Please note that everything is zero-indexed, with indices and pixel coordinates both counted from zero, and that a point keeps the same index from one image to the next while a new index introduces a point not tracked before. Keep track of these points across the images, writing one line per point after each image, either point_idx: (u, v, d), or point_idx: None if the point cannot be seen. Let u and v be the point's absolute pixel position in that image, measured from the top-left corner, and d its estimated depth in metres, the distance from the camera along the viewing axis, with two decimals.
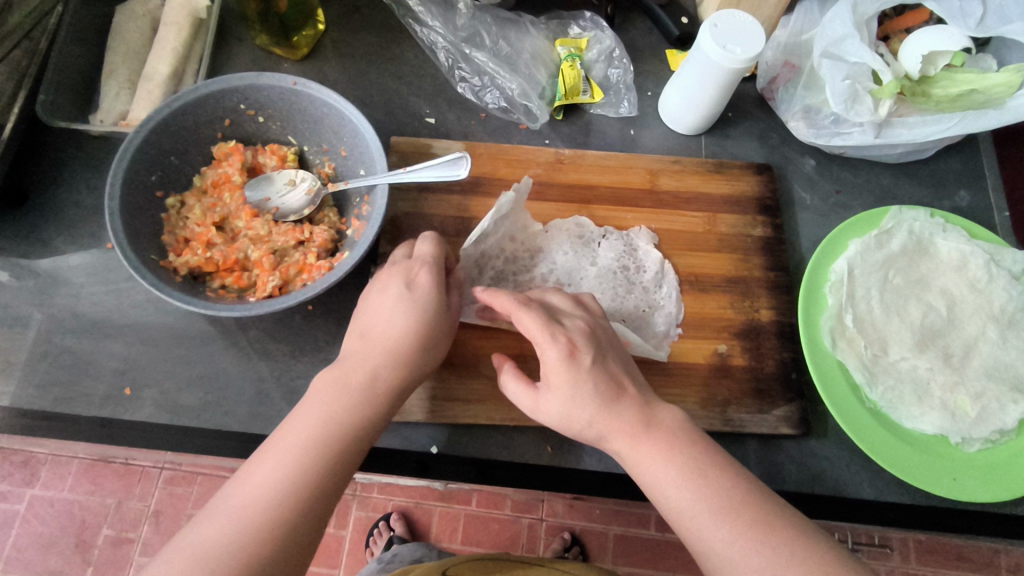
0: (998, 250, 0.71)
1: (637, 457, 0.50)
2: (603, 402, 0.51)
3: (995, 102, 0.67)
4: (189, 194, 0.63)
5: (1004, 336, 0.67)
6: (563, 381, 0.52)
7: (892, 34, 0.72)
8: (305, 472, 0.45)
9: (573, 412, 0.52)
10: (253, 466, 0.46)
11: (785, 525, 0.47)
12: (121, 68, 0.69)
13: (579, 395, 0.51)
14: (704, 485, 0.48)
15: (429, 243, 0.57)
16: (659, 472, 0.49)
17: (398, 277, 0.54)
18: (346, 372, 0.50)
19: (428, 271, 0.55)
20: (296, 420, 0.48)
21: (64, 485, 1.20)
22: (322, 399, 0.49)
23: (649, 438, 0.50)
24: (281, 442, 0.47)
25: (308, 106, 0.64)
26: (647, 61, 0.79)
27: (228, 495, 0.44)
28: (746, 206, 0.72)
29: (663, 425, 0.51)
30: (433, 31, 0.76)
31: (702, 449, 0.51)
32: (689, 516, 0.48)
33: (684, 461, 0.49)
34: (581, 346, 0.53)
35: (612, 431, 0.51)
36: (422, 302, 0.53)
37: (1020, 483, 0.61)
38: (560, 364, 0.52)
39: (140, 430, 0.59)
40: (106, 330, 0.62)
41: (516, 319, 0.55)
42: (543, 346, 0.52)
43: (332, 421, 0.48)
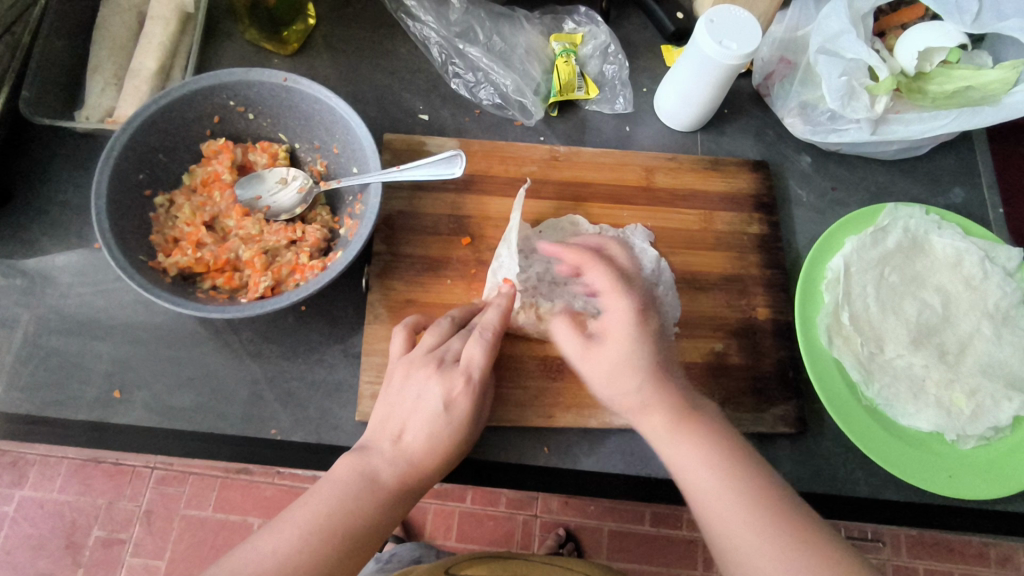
0: (993, 247, 0.71)
1: (672, 437, 0.50)
2: (658, 368, 0.52)
3: (991, 99, 0.67)
4: (179, 193, 0.61)
5: (999, 333, 0.67)
6: (626, 333, 0.52)
7: (889, 29, 0.72)
8: (323, 559, 0.44)
9: (619, 369, 0.52)
10: (269, 540, 0.45)
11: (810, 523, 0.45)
12: (107, 63, 0.67)
13: (629, 356, 0.52)
14: (734, 478, 0.47)
15: (481, 349, 0.54)
16: (690, 455, 0.49)
17: (440, 389, 0.53)
18: (374, 461, 0.50)
19: (468, 394, 0.53)
20: (319, 491, 0.48)
21: (54, 486, 1.18)
22: (347, 485, 0.49)
23: (688, 422, 0.50)
24: (301, 519, 0.46)
25: (299, 102, 0.62)
26: (642, 57, 0.79)
27: (240, 566, 0.44)
28: (742, 204, 0.72)
29: (704, 416, 0.51)
30: (426, 27, 0.75)
31: (739, 446, 0.49)
32: (715, 497, 0.47)
33: (720, 451, 0.49)
34: (649, 311, 0.54)
35: (653, 404, 0.51)
36: (458, 424, 0.52)
37: (1015, 479, 0.62)
38: (627, 314, 0.53)
39: (130, 433, 0.58)
40: (94, 331, 0.61)
41: (589, 268, 0.56)
42: (619, 296, 0.54)
43: (358, 513, 0.47)
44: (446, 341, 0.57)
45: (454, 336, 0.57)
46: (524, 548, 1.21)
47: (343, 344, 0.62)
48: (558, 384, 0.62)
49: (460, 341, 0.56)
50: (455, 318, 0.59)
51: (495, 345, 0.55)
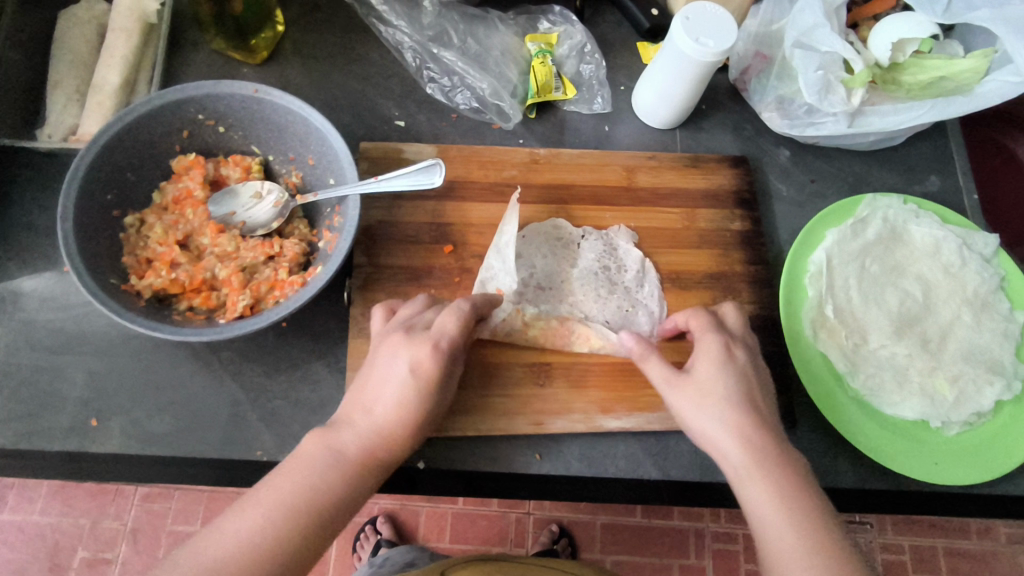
0: (970, 234, 0.72)
1: (750, 478, 0.49)
2: (748, 401, 0.53)
3: (964, 89, 0.68)
4: (150, 211, 0.60)
5: (978, 319, 0.68)
6: (713, 365, 0.55)
7: (861, 21, 0.72)
8: (286, 539, 0.43)
9: (707, 401, 0.53)
10: (231, 522, 0.44)
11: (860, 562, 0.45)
12: (68, 79, 0.65)
13: (724, 386, 0.53)
14: (812, 531, 0.46)
15: (455, 320, 0.54)
16: (768, 498, 0.48)
17: (406, 354, 0.52)
18: (342, 439, 0.49)
19: (436, 358, 0.52)
20: (285, 472, 0.47)
21: (34, 508, 1.15)
22: (313, 464, 0.47)
23: (766, 466, 0.49)
24: (264, 498, 0.45)
25: (271, 114, 0.61)
26: (618, 55, 0.78)
27: (200, 549, 0.43)
28: (724, 200, 0.72)
29: (788, 460, 0.50)
30: (399, 31, 0.73)
31: (818, 501, 0.48)
32: (774, 524, 0.47)
33: (798, 500, 0.47)
34: (738, 347, 0.57)
35: (738, 441, 0.50)
36: (424, 390, 0.51)
37: (1000, 463, 0.63)
38: (717, 351, 0.56)
39: (109, 462, 0.56)
40: (67, 357, 0.59)
41: (689, 314, 0.60)
42: (710, 331, 0.57)
43: (323, 490, 0.46)
44: (418, 315, 0.57)
45: (426, 310, 0.57)
46: (518, 546, 1.21)
47: (327, 359, 0.61)
48: (548, 390, 0.61)
49: (433, 312, 0.56)
50: (430, 298, 0.59)
51: (468, 314, 0.55)
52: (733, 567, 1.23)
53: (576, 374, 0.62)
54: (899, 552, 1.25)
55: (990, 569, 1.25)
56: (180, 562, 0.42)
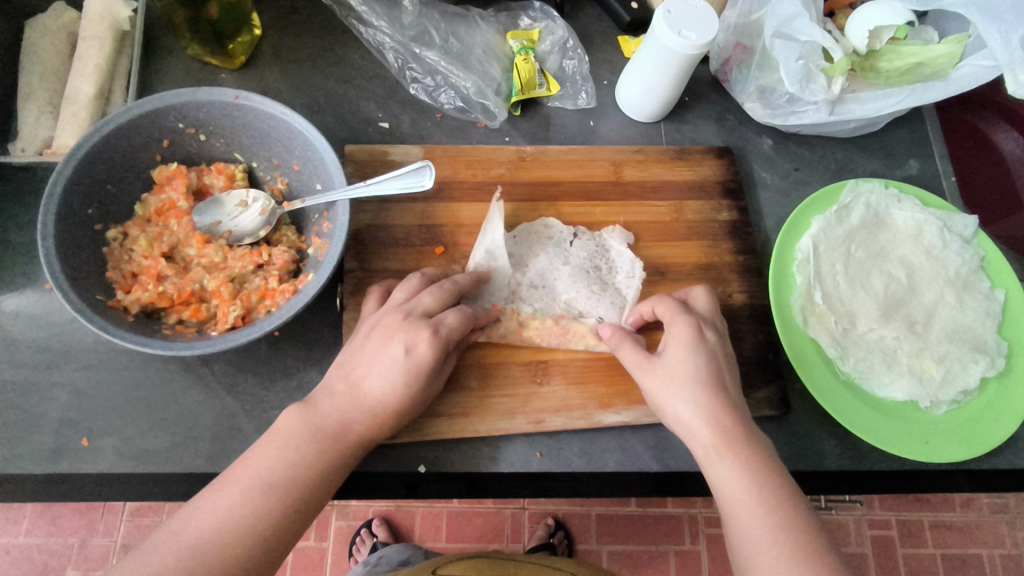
0: (950, 216, 0.73)
1: (719, 457, 0.50)
2: (716, 383, 0.53)
3: (939, 74, 0.69)
4: (132, 224, 0.58)
5: (961, 299, 0.70)
6: (685, 348, 0.55)
7: (838, 10, 0.73)
8: (267, 514, 0.44)
9: (676, 384, 0.53)
10: (210, 500, 0.45)
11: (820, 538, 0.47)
12: (40, 91, 0.63)
13: (694, 369, 0.54)
14: (780, 508, 0.48)
15: (457, 316, 0.55)
16: (736, 477, 0.49)
17: (401, 336, 0.52)
18: (321, 411, 0.50)
19: (431, 345, 0.52)
20: (258, 450, 0.47)
21: (20, 530, 1.13)
22: (289, 438, 0.48)
23: (736, 446, 0.50)
24: (241, 476, 0.45)
25: (253, 120, 0.60)
26: (600, 50, 0.78)
27: (181, 527, 0.43)
28: (711, 191, 0.72)
29: (755, 440, 0.51)
30: (379, 32, 0.72)
31: (784, 478, 0.50)
32: (741, 504, 0.48)
33: (764, 478, 0.49)
34: (708, 331, 0.57)
35: (707, 422, 0.51)
36: (416, 377, 0.51)
37: (987, 438, 0.64)
38: (686, 334, 0.56)
39: (102, 482, 0.55)
40: (53, 378, 0.58)
41: (659, 300, 0.61)
42: (681, 316, 0.57)
43: (302, 464, 0.47)
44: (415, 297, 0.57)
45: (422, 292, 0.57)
46: (515, 542, 1.21)
47: (321, 367, 0.60)
48: (545, 388, 0.61)
49: (430, 296, 0.56)
50: (424, 277, 0.59)
51: (471, 316, 0.55)
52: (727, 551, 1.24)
53: (573, 371, 0.62)
54: (887, 528, 1.28)
55: (974, 539, 1.29)
56: (162, 542, 0.43)
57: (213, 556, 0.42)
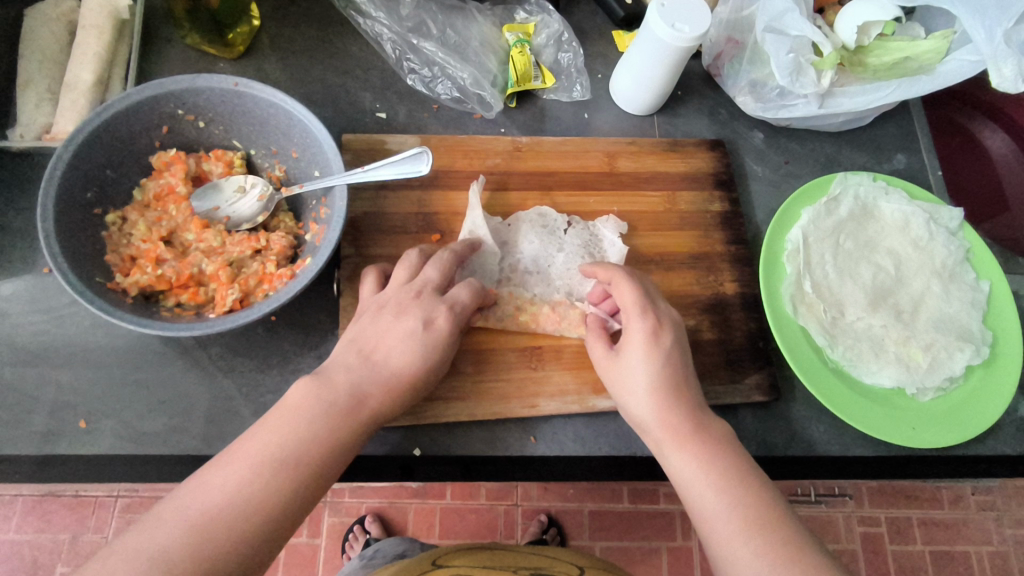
0: (936, 209, 0.75)
1: (671, 453, 0.52)
2: (669, 381, 0.53)
3: (926, 68, 0.71)
4: (131, 209, 0.59)
5: (947, 289, 0.71)
6: (635, 350, 0.54)
7: (827, 7, 0.75)
8: (277, 490, 0.45)
9: (628, 386, 0.54)
10: (219, 474, 0.45)
11: (783, 527, 0.47)
12: (39, 77, 0.64)
13: (644, 369, 0.53)
14: (734, 491, 0.49)
15: (467, 289, 0.58)
16: (689, 468, 0.50)
17: (418, 312, 0.54)
18: (334, 386, 0.50)
19: (448, 317, 0.55)
20: (267, 426, 0.47)
21: (10, 526, 1.13)
22: (299, 415, 0.48)
23: (686, 437, 0.51)
24: (251, 451, 0.45)
25: (252, 108, 0.60)
26: (594, 43, 0.79)
27: (189, 500, 0.43)
28: (703, 182, 0.74)
29: (710, 436, 0.52)
30: (377, 23, 0.73)
31: (739, 461, 0.51)
32: (699, 498, 0.49)
33: (716, 465, 0.50)
34: (665, 327, 0.55)
35: (655, 419, 0.53)
36: (434, 349, 0.54)
37: (972, 424, 0.66)
38: (640, 333, 0.55)
39: (100, 464, 0.56)
40: (51, 361, 0.58)
41: (618, 287, 0.58)
42: (635, 312, 0.56)
43: (312, 439, 0.47)
44: (420, 274, 0.59)
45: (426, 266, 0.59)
46: (508, 538, 1.21)
47: (317, 352, 0.61)
48: (541, 373, 0.62)
49: (435, 269, 0.58)
50: (422, 253, 0.60)
51: (480, 288, 0.58)
52: None
53: (568, 357, 0.63)
54: (876, 525, 1.30)
55: (961, 536, 1.31)
56: (170, 514, 0.43)
57: (223, 530, 0.42)
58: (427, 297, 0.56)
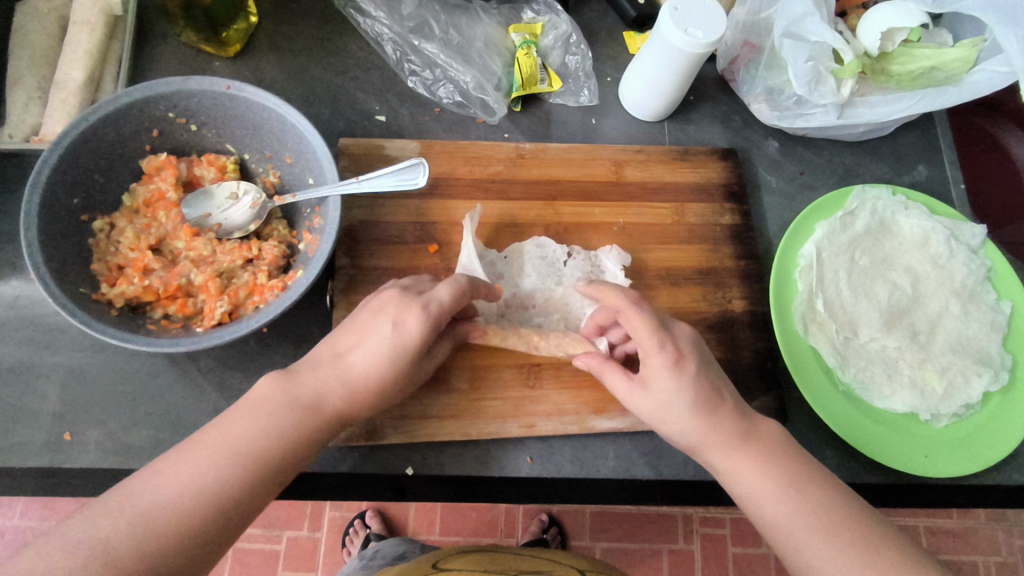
0: (958, 225, 0.71)
1: (740, 476, 0.50)
2: (708, 411, 0.51)
3: (953, 79, 0.67)
4: (120, 215, 0.57)
5: (967, 310, 0.68)
6: (664, 386, 0.52)
7: (850, 10, 0.71)
8: (232, 483, 0.44)
9: (667, 420, 0.52)
10: (173, 464, 0.44)
11: (881, 547, 0.46)
12: (29, 75, 0.62)
13: (679, 403, 0.51)
14: (803, 500, 0.49)
15: (449, 290, 0.52)
16: (755, 484, 0.50)
17: (391, 311, 0.50)
18: (299, 383, 0.49)
19: (421, 321, 0.50)
20: (230, 418, 0.47)
21: (14, 512, 1.09)
22: (265, 408, 0.47)
23: (744, 453, 0.51)
24: (209, 444, 0.45)
25: (245, 112, 0.58)
26: (604, 45, 0.76)
27: (139, 493, 0.42)
28: (713, 193, 0.71)
29: (772, 453, 0.51)
30: (377, 23, 0.71)
31: (794, 463, 0.51)
32: (786, 529, 0.48)
33: (780, 478, 0.50)
34: (686, 355, 0.52)
35: (706, 443, 0.51)
36: (403, 357, 0.50)
37: (988, 451, 0.63)
38: (666, 371, 0.51)
39: (85, 477, 0.54)
40: (37, 371, 0.57)
41: (624, 317, 0.54)
42: (654, 350, 0.52)
43: (272, 435, 0.46)
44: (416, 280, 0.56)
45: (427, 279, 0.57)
46: (508, 537, 1.20)
47: None
48: (538, 392, 0.60)
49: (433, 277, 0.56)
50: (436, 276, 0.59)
51: (464, 287, 0.53)
52: (721, 552, 1.23)
53: (567, 375, 0.61)
54: None
55: (970, 546, 1.28)
56: (117, 505, 0.41)
57: (172, 523, 0.41)
58: (409, 295, 0.52)
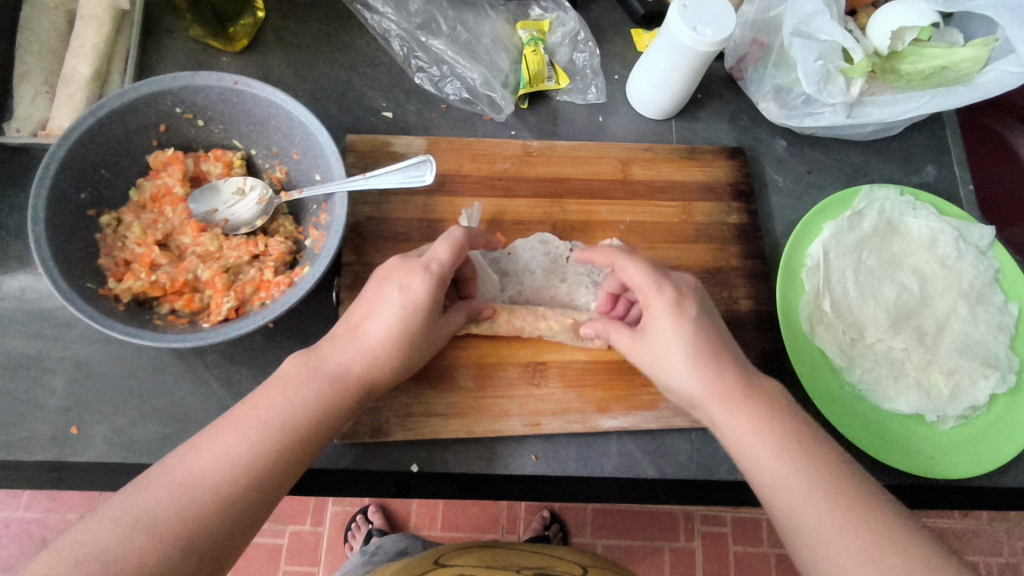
0: (967, 226, 0.71)
1: (743, 430, 0.49)
2: (708, 354, 0.51)
3: (964, 79, 0.67)
4: (127, 210, 0.57)
5: (974, 311, 0.68)
6: (664, 326, 0.52)
7: (860, 8, 0.71)
8: (270, 454, 0.44)
9: (665, 361, 0.52)
10: (211, 440, 0.43)
11: (886, 511, 0.44)
12: (37, 70, 0.62)
13: (678, 342, 0.52)
14: (804, 459, 0.47)
15: (446, 247, 0.53)
16: (754, 440, 0.48)
17: (396, 277, 0.52)
18: (324, 357, 0.50)
19: (426, 281, 0.51)
20: (262, 397, 0.46)
21: (19, 504, 1.10)
22: (296, 382, 0.48)
23: (743, 409, 0.49)
24: (244, 419, 0.44)
25: (252, 107, 0.58)
26: (612, 43, 0.76)
27: (179, 469, 0.41)
28: (720, 192, 0.70)
29: (773, 411, 0.50)
30: (385, 19, 0.71)
31: (799, 424, 0.49)
32: (784, 489, 0.46)
33: (779, 437, 0.48)
34: (686, 297, 0.54)
35: (704, 391, 0.51)
36: (415, 312, 0.51)
37: (994, 454, 0.63)
38: (666, 312, 0.53)
39: (91, 471, 0.54)
40: (43, 365, 0.57)
41: (620, 268, 0.57)
42: (653, 291, 0.54)
43: (304, 407, 0.46)
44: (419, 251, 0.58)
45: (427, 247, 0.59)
46: (510, 534, 1.20)
47: None
48: (543, 390, 0.60)
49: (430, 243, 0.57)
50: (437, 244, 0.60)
51: (461, 240, 0.54)
52: (723, 551, 1.23)
53: (572, 373, 0.61)
54: None
55: (972, 547, 1.27)
56: (158, 480, 0.41)
57: (215, 493, 0.41)
58: (410, 258, 0.53)
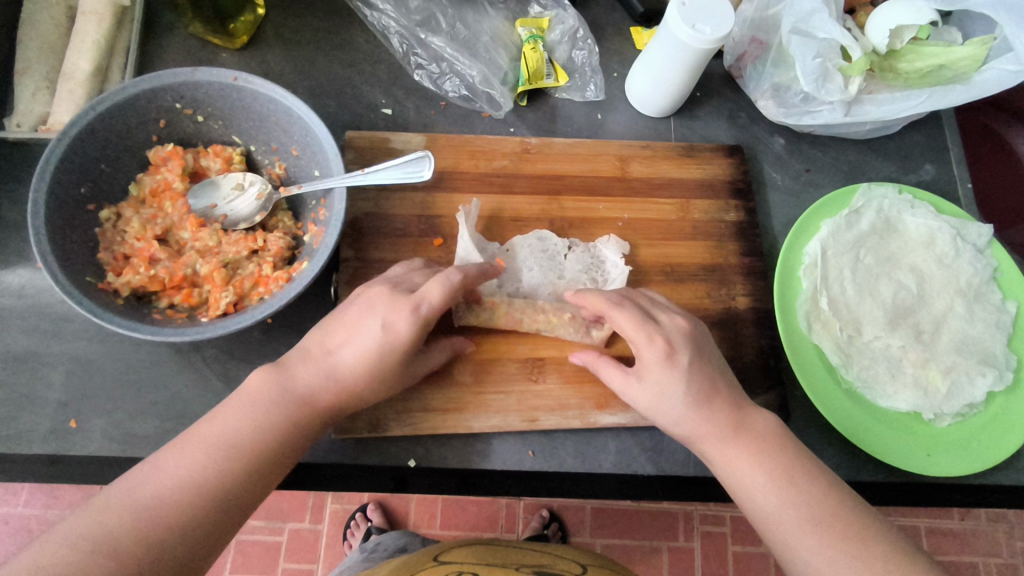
0: (965, 225, 0.71)
1: (736, 468, 0.50)
2: (699, 402, 0.52)
3: (962, 77, 0.67)
4: (126, 205, 0.57)
5: (972, 309, 0.68)
6: (658, 377, 0.53)
7: (859, 7, 0.71)
8: (226, 473, 0.45)
9: (660, 407, 0.53)
10: (171, 459, 0.45)
11: (875, 541, 0.47)
12: (38, 65, 0.62)
13: (671, 391, 0.52)
14: (796, 491, 0.49)
15: (440, 288, 0.52)
16: (748, 476, 0.50)
17: (381, 312, 0.51)
18: (291, 374, 0.50)
19: (411, 322, 0.51)
20: (224, 413, 0.47)
21: (18, 500, 1.10)
22: (257, 399, 0.48)
23: (737, 443, 0.51)
24: (204, 438, 0.46)
25: (252, 103, 0.58)
26: (611, 40, 0.76)
27: (138, 487, 0.43)
28: (718, 190, 0.71)
29: (766, 443, 0.51)
30: (384, 15, 0.71)
31: (792, 456, 0.51)
32: (776, 521, 0.48)
33: (772, 471, 0.50)
34: (679, 347, 0.53)
35: (697, 434, 0.52)
36: (396, 351, 0.51)
37: (992, 451, 0.63)
38: (657, 364, 0.53)
39: (89, 465, 0.55)
40: (43, 359, 0.57)
41: (610, 316, 0.55)
42: (644, 341, 0.53)
43: (263, 425, 0.47)
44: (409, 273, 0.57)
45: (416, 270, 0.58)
46: (509, 532, 1.20)
47: None
48: (541, 386, 0.60)
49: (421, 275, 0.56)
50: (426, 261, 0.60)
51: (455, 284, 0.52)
52: (721, 550, 1.23)
53: (570, 370, 0.61)
54: None
55: (971, 547, 1.27)
56: (116, 500, 0.42)
57: (171, 514, 0.42)
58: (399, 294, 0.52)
